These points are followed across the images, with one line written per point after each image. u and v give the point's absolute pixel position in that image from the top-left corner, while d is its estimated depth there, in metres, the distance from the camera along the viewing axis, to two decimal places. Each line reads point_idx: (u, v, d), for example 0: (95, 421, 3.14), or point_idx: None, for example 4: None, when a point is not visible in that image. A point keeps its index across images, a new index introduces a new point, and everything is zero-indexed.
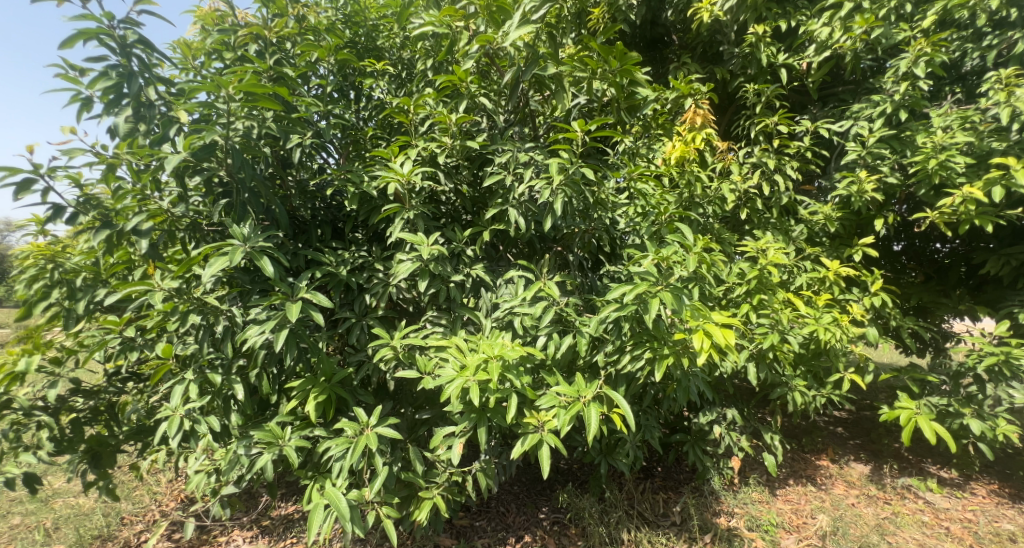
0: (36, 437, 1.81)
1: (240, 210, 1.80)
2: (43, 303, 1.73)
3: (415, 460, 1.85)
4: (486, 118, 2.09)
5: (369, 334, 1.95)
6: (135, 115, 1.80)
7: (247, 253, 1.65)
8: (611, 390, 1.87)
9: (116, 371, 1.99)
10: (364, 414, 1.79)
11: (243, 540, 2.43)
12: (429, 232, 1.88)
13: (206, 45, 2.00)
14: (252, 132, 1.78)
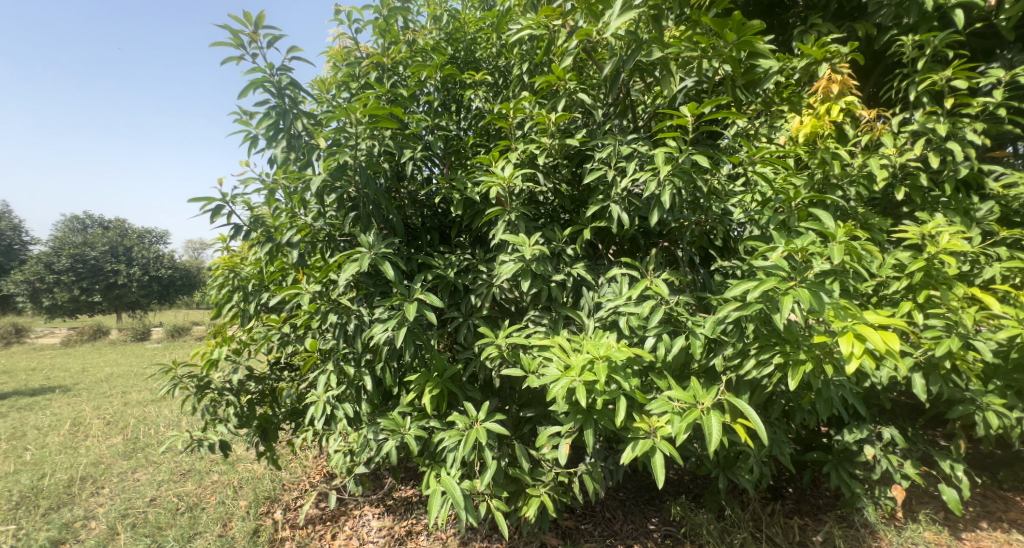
0: (225, 412, 2.29)
1: (366, 221, 2.05)
2: (229, 306, 2.26)
3: (522, 457, 1.90)
4: (584, 114, 2.05)
5: (475, 333, 2.09)
6: (288, 145, 2.15)
7: (372, 258, 1.86)
8: (734, 397, 1.68)
9: (277, 360, 2.40)
10: (473, 408, 1.92)
11: (372, 514, 2.84)
12: (530, 232, 1.92)
13: (334, 79, 2.30)
14: (374, 150, 2.02)
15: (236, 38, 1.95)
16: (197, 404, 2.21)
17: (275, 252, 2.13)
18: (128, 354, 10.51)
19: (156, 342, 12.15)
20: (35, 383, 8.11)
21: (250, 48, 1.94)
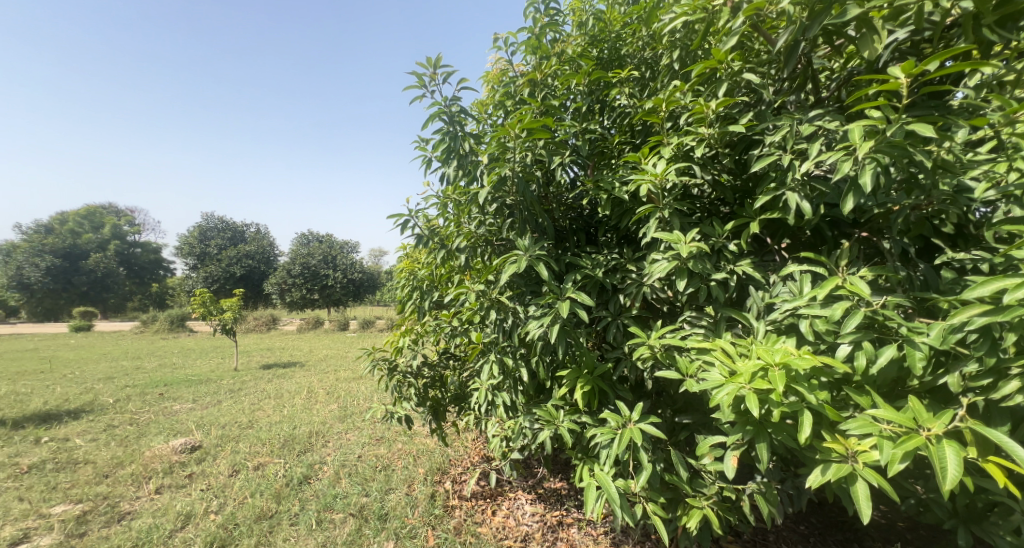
0: (407, 392, 2.75)
1: (522, 226, 2.21)
2: (410, 302, 2.68)
3: (678, 464, 1.80)
4: (750, 94, 1.83)
5: (624, 332, 2.16)
6: (457, 164, 2.40)
7: (528, 260, 1.96)
8: (982, 426, 1.32)
9: (446, 350, 2.74)
10: (626, 408, 1.91)
11: (525, 500, 3.44)
12: (686, 229, 1.84)
13: (492, 99, 2.51)
14: (529, 160, 2.15)
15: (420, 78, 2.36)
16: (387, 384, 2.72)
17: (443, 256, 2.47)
18: (334, 342, 13.12)
19: (355, 330, 14.83)
20: (281, 366, 10.82)
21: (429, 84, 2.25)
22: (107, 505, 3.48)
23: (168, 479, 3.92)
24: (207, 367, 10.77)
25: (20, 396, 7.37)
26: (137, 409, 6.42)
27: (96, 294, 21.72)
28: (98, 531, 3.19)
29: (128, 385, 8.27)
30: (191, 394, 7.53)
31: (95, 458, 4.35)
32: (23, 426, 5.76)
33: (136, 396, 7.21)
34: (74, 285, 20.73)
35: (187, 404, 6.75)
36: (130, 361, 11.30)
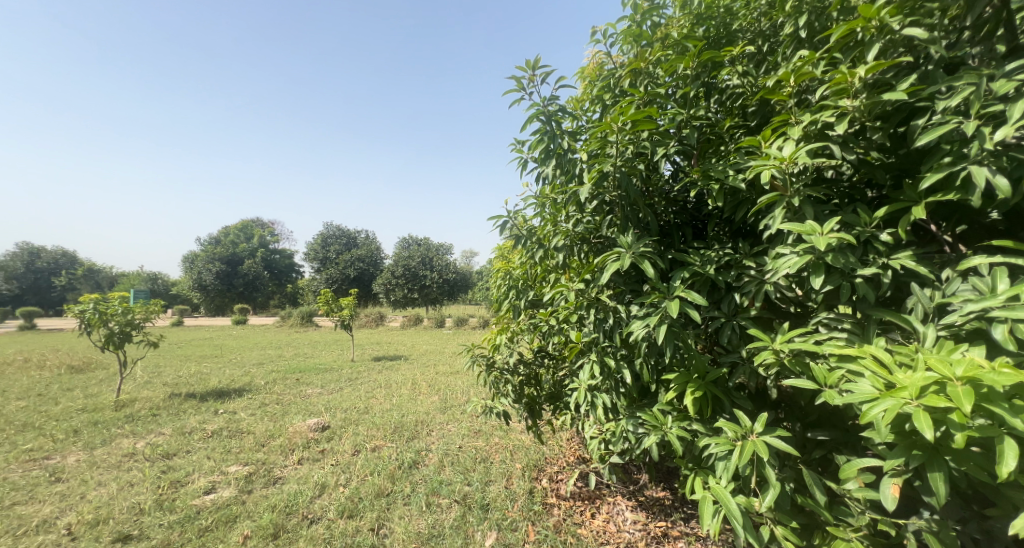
0: (504, 388, 2.84)
1: (624, 223, 2.12)
2: (509, 303, 2.89)
3: (815, 486, 1.59)
4: (911, 54, 1.55)
5: (741, 335, 1.97)
6: (556, 164, 2.37)
7: (632, 257, 1.88)
8: None
9: (542, 349, 2.89)
10: (747, 419, 1.74)
11: (625, 506, 3.43)
12: (821, 219, 1.62)
13: (589, 93, 2.44)
14: (632, 155, 2.08)
15: (520, 81, 2.40)
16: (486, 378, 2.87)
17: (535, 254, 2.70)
18: (433, 338, 13.90)
19: (452, 326, 15.54)
20: (389, 358, 11.79)
21: (530, 88, 2.41)
22: (267, 469, 4.24)
23: (310, 452, 4.68)
24: (332, 356, 12.34)
25: (201, 376, 9.24)
26: (280, 402, 7.79)
27: (248, 293, 25.34)
28: (260, 490, 3.90)
29: (274, 375, 9.89)
30: (319, 388, 8.96)
31: (254, 431, 5.34)
32: (204, 400, 7.12)
33: (280, 380, 9.25)
34: (235, 286, 24.66)
35: (316, 400, 8.03)
36: (273, 351, 13.31)
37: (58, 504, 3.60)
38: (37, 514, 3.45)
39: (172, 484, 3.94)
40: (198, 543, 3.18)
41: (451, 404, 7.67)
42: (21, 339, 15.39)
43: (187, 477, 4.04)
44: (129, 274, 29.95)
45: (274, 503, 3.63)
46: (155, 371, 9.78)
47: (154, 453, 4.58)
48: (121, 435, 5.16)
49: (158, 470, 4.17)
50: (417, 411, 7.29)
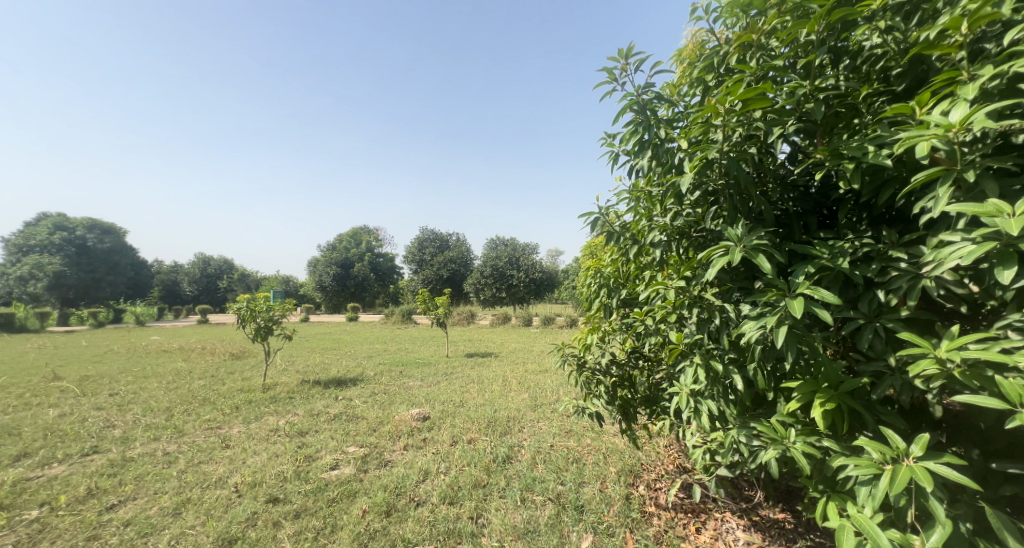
0: (597, 388, 3.21)
1: (733, 214, 2.08)
2: (597, 302, 3.17)
3: (1003, 530, 1.29)
4: None
5: (886, 339, 1.68)
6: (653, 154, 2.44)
7: (742, 251, 1.80)
8: None
9: (633, 349, 3.21)
10: (900, 440, 1.48)
11: (737, 525, 3.21)
12: (1008, 196, 1.31)
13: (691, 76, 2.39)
14: (742, 137, 2.01)
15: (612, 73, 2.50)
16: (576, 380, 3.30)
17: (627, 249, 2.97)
18: (522, 336, 14.04)
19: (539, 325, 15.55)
20: (481, 354, 12.18)
21: (621, 79, 2.53)
22: (378, 453, 5.18)
23: (413, 439, 5.70)
24: (429, 350, 13.18)
25: (323, 366, 10.75)
26: (388, 391, 8.54)
27: (358, 293, 28.56)
28: (372, 471, 4.72)
29: (381, 366, 10.82)
30: (419, 379, 9.53)
31: (366, 416, 6.74)
32: (327, 394, 8.23)
33: (386, 371, 10.21)
34: (347, 287, 27.87)
35: (417, 391, 8.57)
36: (381, 344, 14.68)
37: (229, 466, 4.76)
38: (214, 473, 4.58)
39: (306, 457, 5.04)
40: (326, 511, 3.90)
41: (542, 401, 7.67)
42: (196, 331, 19.18)
43: (317, 454, 5.16)
44: (269, 279, 35.26)
45: (384, 483, 4.37)
46: (287, 361, 11.36)
47: (293, 430, 5.98)
48: (268, 414, 6.84)
49: (295, 446, 5.39)
50: (510, 406, 7.44)
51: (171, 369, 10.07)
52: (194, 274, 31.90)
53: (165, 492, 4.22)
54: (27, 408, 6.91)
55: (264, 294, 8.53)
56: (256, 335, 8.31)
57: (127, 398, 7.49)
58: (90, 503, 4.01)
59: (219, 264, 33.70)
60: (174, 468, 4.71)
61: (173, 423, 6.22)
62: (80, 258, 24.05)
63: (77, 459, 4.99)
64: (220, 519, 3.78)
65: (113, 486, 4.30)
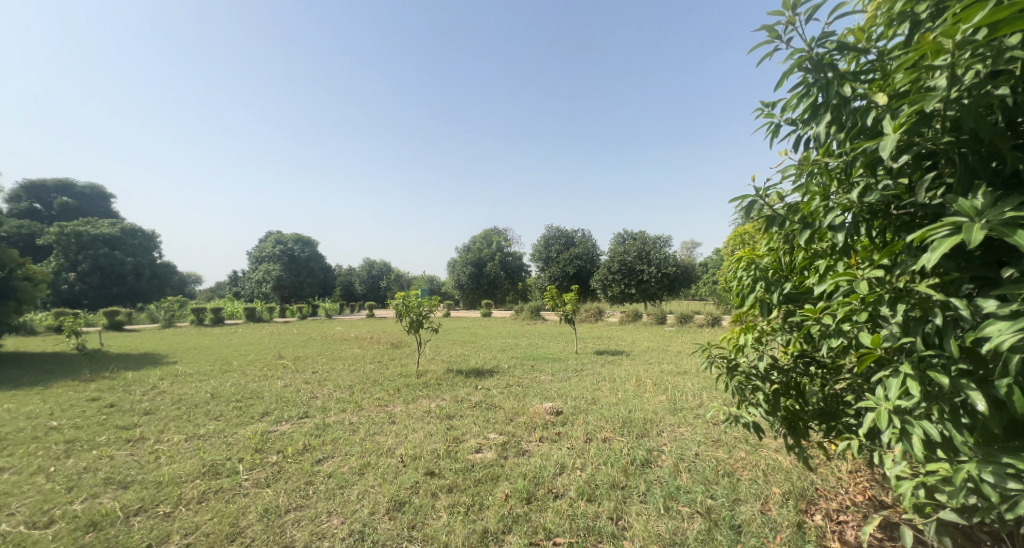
0: (753, 396, 2.88)
1: (965, 181, 1.72)
2: (750, 296, 2.77)
3: None
4: None
5: None
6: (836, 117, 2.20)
7: (990, 230, 1.47)
8: None
9: (802, 353, 2.79)
10: None
11: None
12: None
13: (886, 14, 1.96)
14: (978, 81, 1.62)
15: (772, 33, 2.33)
16: (727, 383, 2.96)
17: (790, 237, 2.54)
18: (655, 335, 13.09)
19: (673, 325, 14.36)
20: (611, 353, 11.67)
21: (785, 35, 2.30)
22: (515, 442, 5.64)
23: (548, 432, 5.98)
24: (558, 346, 13.14)
25: (465, 356, 11.68)
26: (521, 383, 8.69)
27: (490, 290, 30.21)
28: (512, 458, 5.18)
29: (514, 359, 11.10)
30: (550, 374, 9.48)
31: (504, 406, 7.16)
32: (467, 382, 8.73)
33: (519, 365, 10.38)
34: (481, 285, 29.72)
35: (548, 385, 8.55)
36: (513, 339, 15.01)
37: (395, 438, 5.78)
38: (385, 444, 5.60)
39: (455, 439, 5.76)
40: (474, 490, 4.42)
41: (682, 406, 7.00)
42: (368, 321, 22.58)
43: (463, 436, 5.84)
44: (420, 278, 39.36)
45: (523, 470, 4.79)
46: (433, 351, 12.39)
47: (442, 413, 6.82)
48: (421, 397, 7.75)
49: (445, 427, 6.20)
50: (648, 408, 6.94)
51: (351, 352, 12.10)
52: (362, 274, 37.03)
53: (353, 455, 5.29)
54: (264, 378, 8.94)
55: (415, 291, 9.27)
56: (409, 327, 9.17)
57: (325, 374, 9.29)
58: (307, 456, 5.26)
59: (381, 266, 38.46)
60: (357, 436, 5.88)
61: (354, 399, 7.64)
62: (292, 265, 30.31)
63: (293, 422, 6.48)
64: (391, 484, 4.56)
65: (318, 444, 5.61)
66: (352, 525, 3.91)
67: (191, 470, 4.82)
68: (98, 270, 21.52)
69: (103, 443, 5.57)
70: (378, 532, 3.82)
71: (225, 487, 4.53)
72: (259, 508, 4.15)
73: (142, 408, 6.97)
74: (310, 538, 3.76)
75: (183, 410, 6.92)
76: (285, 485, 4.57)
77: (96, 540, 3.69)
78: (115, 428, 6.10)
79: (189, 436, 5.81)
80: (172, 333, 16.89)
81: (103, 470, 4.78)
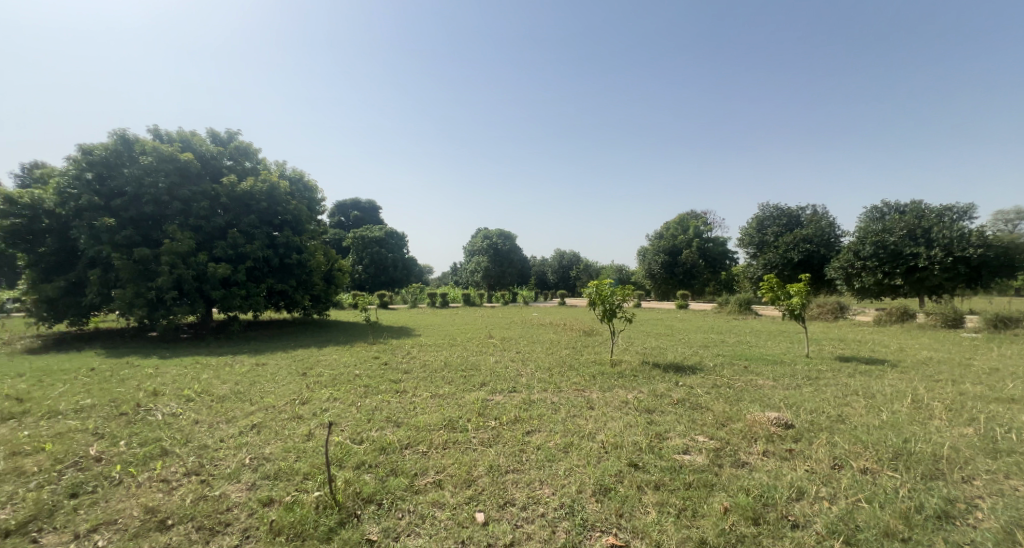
0: None
1: None
2: None
3: None
4: None
5: None
6: None
7: None
8: None
9: None
10: None
11: None
12: None
13: None
14: None
15: None
16: None
17: None
18: (938, 344, 9.66)
19: (972, 331, 10.46)
20: (863, 362, 8.95)
21: None
22: (732, 450, 4.78)
23: (776, 446, 4.87)
24: (779, 347, 10.83)
25: (660, 349, 10.51)
26: (734, 385, 7.25)
27: (687, 281, 27.53)
28: (730, 468, 4.42)
29: (721, 358, 9.44)
30: (771, 379, 7.72)
31: (712, 408, 6.04)
32: (667, 377, 7.66)
33: (728, 364, 8.79)
34: (677, 274, 27.41)
35: (770, 392, 6.94)
36: (716, 335, 13.02)
37: (594, 424, 5.44)
38: (585, 427, 5.32)
39: (657, 435, 5.15)
40: (686, 494, 3.96)
41: (1008, 449, 4.67)
42: (559, 309, 22.85)
43: (667, 434, 5.17)
44: (609, 268, 38.60)
45: (744, 485, 4.07)
46: (627, 341, 11.51)
47: (641, 406, 6.10)
48: (619, 385, 7.09)
49: (646, 421, 5.56)
50: (942, 441, 4.87)
51: (547, 336, 12.06)
52: (554, 265, 37.82)
53: (557, 431, 5.20)
54: (481, 353, 9.47)
55: (607, 279, 8.55)
56: (603, 317, 8.57)
57: (527, 354, 9.44)
58: (518, 427, 5.33)
59: (572, 256, 38.72)
60: (559, 415, 5.69)
61: (553, 380, 7.38)
62: (496, 257, 33.05)
63: (505, 394, 6.58)
64: (596, 468, 4.38)
65: (526, 417, 5.63)
66: (562, 497, 3.93)
67: (437, 422, 5.39)
68: (373, 265, 28.15)
69: (383, 391, 6.58)
70: (586, 511, 3.77)
71: (459, 441, 4.92)
72: (485, 464, 4.46)
73: (404, 367, 7.98)
74: (527, 501, 3.91)
75: (427, 372, 7.69)
76: (502, 448, 4.76)
77: (387, 462, 4.48)
78: (387, 380, 7.13)
79: (434, 394, 6.44)
80: (416, 312, 19.75)
81: (385, 411, 5.71)
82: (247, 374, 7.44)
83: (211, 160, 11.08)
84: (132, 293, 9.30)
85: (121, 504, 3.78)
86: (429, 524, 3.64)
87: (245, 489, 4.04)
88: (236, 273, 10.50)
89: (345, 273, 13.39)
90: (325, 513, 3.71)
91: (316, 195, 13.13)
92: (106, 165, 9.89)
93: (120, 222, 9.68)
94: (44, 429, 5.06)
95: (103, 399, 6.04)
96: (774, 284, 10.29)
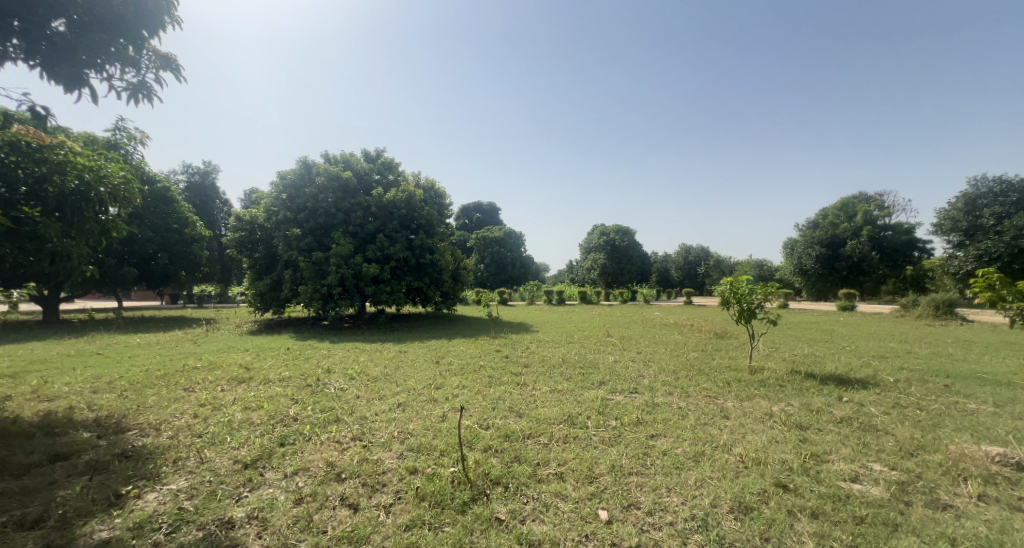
0: None
1: None
2: None
3: None
4: None
5: None
6: None
7: None
8: None
9: None
10: None
11: None
12: None
13: None
14: None
15: None
16: None
17: None
18: None
19: None
20: None
21: None
22: (925, 485, 3.40)
23: (999, 492, 3.34)
24: (1006, 364, 7.95)
25: (817, 358, 8.46)
26: (928, 408, 5.34)
27: (854, 277, 22.87)
28: (921, 508, 3.14)
29: (904, 373, 7.20)
30: (988, 405, 5.56)
31: (895, 432, 4.42)
32: (826, 390, 5.98)
33: (918, 382, 6.58)
34: (839, 269, 22.77)
35: (991, 420, 4.96)
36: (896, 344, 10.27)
37: (731, 435, 4.28)
38: (720, 438, 4.19)
39: (813, 456, 3.86)
40: (858, 530, 2.89)
41: None
42: (684, 309, 20.97)
43: (827, 455, 3.86)
44: (744, 265, 34.47)
45: (948, 533, 2.86)
46: (770, 347, 9.55)
47: (789, 421, 4.71)
48: (759, 395, 5.69)
49: (797, 438, 4.24)
50: None
51: (671, 337, 10.64)
52: (679, 261, 34.91)
53: (685, 439, 4.16)
54: (599, 351, 8.60)
55: (745, 274, 6.98)
56: (738, 319, 7.06)
57: (649, 355, 8.29)
58: (641, 429, 4.41)
59: (699, 250, 35.19)
60: (687, 421, 4.61)
61: (680, 384, 6.20)
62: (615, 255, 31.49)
63: (626, 395, 5.65)
64: (733, 483, 3.39)
65: (649, 420, 4.65)
66: (695, 508, 3.08)
67: (556, 416, 4.70)
68: (495, 262, 28.73)
69: (505, 382, 6.11)
70: (725, 528, 2.91)
71: (579, 437, 4.18)
72: (607, 462, 3.67)
73: (524, 361, 7.47)
74: (654, 507, 3.11)
75: (545, 367, 7.06)
76: (625, 449, 3.94)
77: (511, 448, 3.92)
78: (506, 372, 6.66)
79: (553, 389, 5.78)
80: (537, 308, 19.38)
81: (506, 401, 5.20)
82: (390, 359, 7.62)
83: (364, 176, 11.87)
84: (310, 289, 10.32)
85: (312, 455, 3.76)
86: (553, 513, 3.04)
87: (394, 457, 3.78)
88: (384, 272, 11.07)
89: (470, 270, 13.41)
90: (458, 487, 3.27)
91: (446, 200, 13.39)
92: (295, 187, 11.20)
93: (303, 231, 10.88)
94: (261, 392, 5.52)
95: (295, 372, 6.50)
96: (996, 279, 4.98)
